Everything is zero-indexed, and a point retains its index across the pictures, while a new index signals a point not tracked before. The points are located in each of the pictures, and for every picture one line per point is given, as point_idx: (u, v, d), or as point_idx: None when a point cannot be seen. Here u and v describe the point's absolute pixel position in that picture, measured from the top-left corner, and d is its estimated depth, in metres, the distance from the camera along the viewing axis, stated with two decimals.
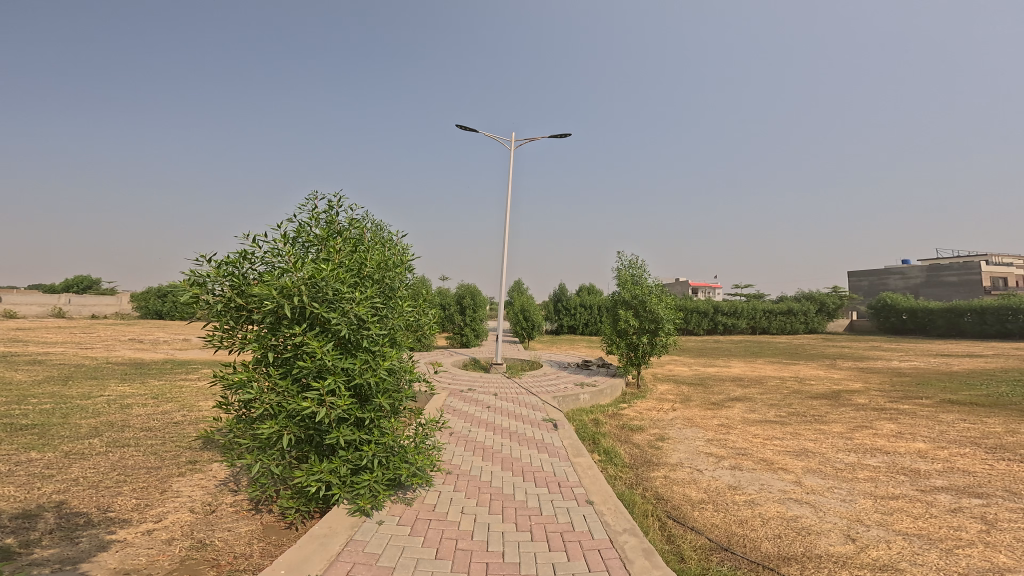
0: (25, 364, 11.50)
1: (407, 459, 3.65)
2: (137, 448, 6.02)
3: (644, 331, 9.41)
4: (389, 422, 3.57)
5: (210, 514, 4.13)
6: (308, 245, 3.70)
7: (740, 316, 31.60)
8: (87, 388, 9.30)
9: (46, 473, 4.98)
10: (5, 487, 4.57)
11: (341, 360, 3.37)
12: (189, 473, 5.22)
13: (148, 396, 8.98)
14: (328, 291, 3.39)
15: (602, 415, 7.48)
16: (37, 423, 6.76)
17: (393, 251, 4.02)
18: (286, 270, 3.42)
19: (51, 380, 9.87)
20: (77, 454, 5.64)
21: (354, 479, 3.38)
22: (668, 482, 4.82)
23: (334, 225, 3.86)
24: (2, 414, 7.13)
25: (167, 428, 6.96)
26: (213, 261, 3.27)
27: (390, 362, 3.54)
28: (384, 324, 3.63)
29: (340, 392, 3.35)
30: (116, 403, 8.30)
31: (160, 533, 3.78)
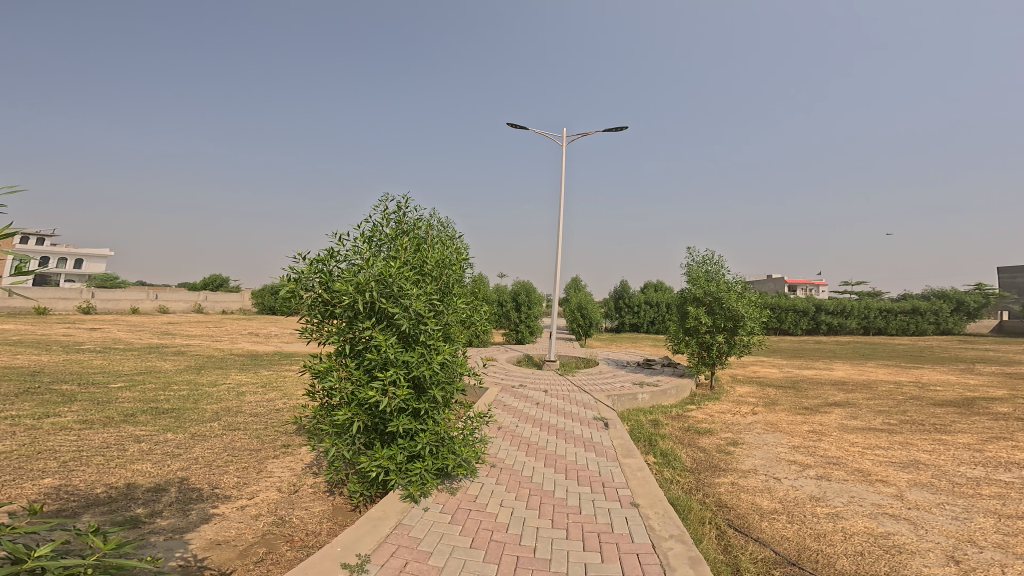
0: (170, 354, 13.09)
1: (454, 450, 3.79)
2: (244, 431, 6.65)
3: (719, 330, 8.98)
4: (442, 414, 3.73)
5: (293, 494, 4.49)
6: (380, 243, 3.90)
7: (849, 315, 29.15)
8: (209, 376, 10.38)
9: (174, 452, 5.64)
10: (144, 463, 5.23)
11: (401, 353, 3.55)
12: (282, 455, 5.70)
13: (258, 384, 9.88)
14: (395, 287, 3.57)
15: (660, 416, 7.25)
16: (174, 407, 7.67)
17: (453, 250, 4.14)
18: (362, 267, 3.65)
19: (188, 369, 11.16)
20: (200, 436, 6.34)
21: (408, 466, 3.57)
22: (734, 490, 4.60)
23: (402, 224, 4.04)
24: (145, 398, 8.15)
25: (270, 414, 7.62)
26: (305, 258, 3.54)
27: (443, 356, 3.68)
28: (440, 319, 3.76)
29: (400, 383, 3.55)
30: (234, 390, 9.21)
31: (251, 509, 4.17)
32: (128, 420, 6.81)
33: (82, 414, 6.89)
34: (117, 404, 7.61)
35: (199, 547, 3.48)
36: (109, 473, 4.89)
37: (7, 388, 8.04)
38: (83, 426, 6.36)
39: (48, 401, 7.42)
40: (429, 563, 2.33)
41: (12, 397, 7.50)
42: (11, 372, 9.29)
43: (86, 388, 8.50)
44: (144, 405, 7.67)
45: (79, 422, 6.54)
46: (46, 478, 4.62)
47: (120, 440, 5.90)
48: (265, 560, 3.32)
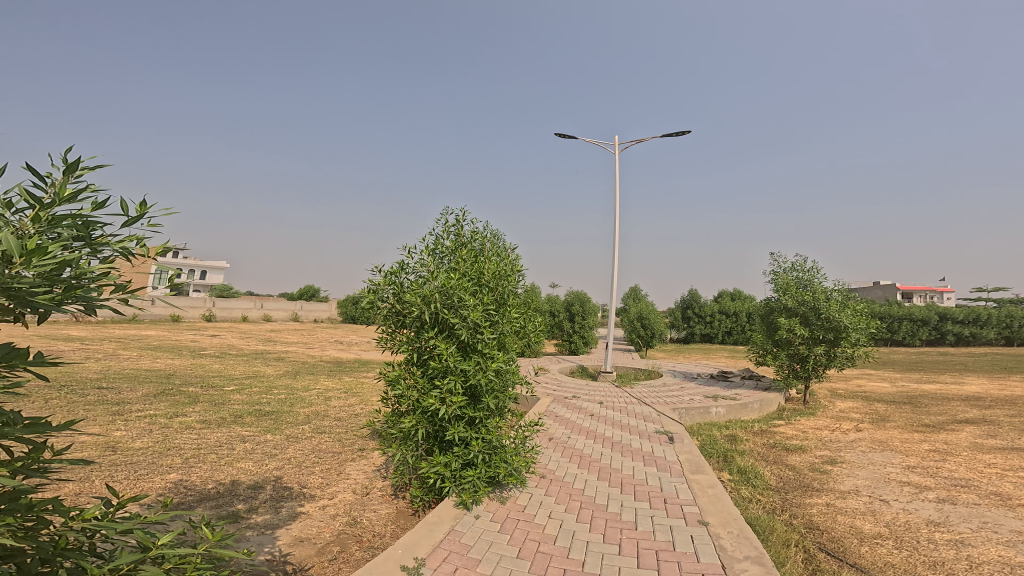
0: (271, 360, 14.10)
1: (506, 458, 3.85)
2: (330, 434, 7.01)
3: (818, 342, 8.40)
4: (494, 422, 3.80)
5: (364, 496, 4.69)
6: (443, 255, 4.01)
7: (986, 324, 26.16)
8: (304, 381, 11.05)
9: (271, 452, 6.05)
10: (247, 461, 5.66)
11: (460, 362, 3.65)
12: (359, 459, 5.96)
13: (342, 390, 10.40)
14: (456, 297, 3.66)
15: (741, 431, 6.91)
16: (273, 410, 8.25)
17: (509, 261, 4.17)
18: (428, 278, 3.78)
19: (287, 374, 11.98)
20: (293, 437, 6.77)
21: (462, 474, 3.69)
22: (828, 511, 4.28)
23: (463, 235, 4.14)
24: (253, 400, 8.82)
25: (351, 419, 7.99)
26: (379, 269, 3.71)
27: (498, 366, 3.74)
28: (495, 329, 3.81)
29: (458, 392, 3.66)
30: (322, 395, 9.75)
31: (330, 509, 4.39)
32: (237, 421, 7.41)
33: (203, 415, 7.56)
34: (230, 406, 8.28)
35: (284, 543, 3.70)
36: (219, 470, 5.30)
37: (143, 388, 9.01)
38: (200, 425, 6.97)
39: (175, 401, 8.23)
40: (479, 568, 2.42)
41: (146, 397, 8.38)
42: (145, 374, 10.40)
43: (205, 390, 9.34)
44: (248, 407, 8.31)
45: (199, 421, 7.19)
46: (169, 473, 5.09)
47: (231, 440, 6.41)
48: (336, 558, 3.49)
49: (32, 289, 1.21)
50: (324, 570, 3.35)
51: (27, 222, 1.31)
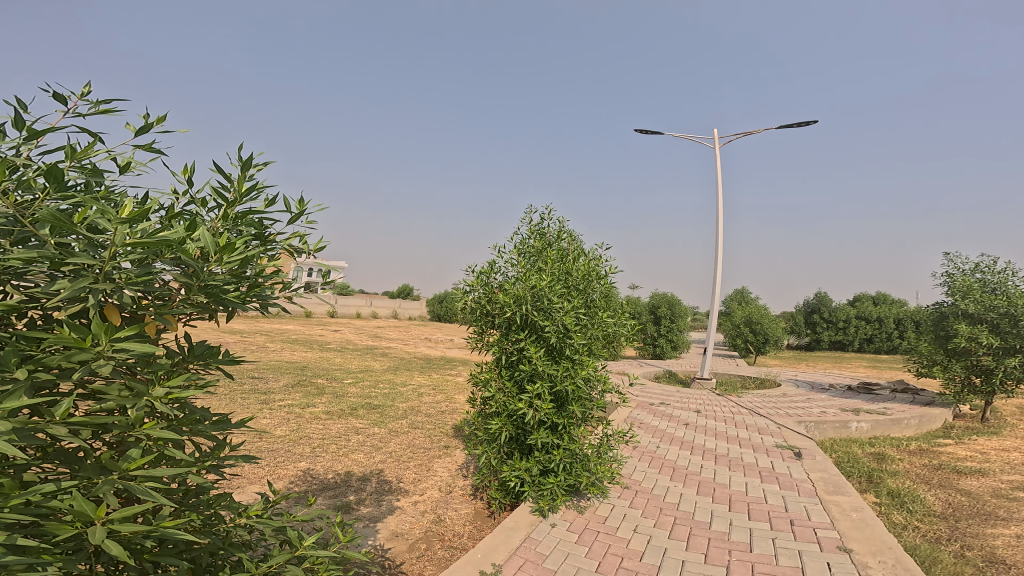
0: (377, 355, 14.74)
1: (589, 467, 3.76)
2: (424, 430, 7.16)
3: (1009, 353, 7.55)
4: (579, 430, 3.74)
5: (448, 494, 4.75)
6: (530, 256, 3.99)
7: None
8: (402, 377, 11.43)
9: (376, 444, 6.27)
10: (357, 453, 5.88)
11: (548, 366, 3.62)
12: (444, 455, 6.05)
13: (432, 386, 10.64)
14: (546, 300, 3.63)
15: (892, 450, 6.34)
16: (378, 403, 8.57)
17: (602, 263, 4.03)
18: (517, 279, 3.77)
19: (394, 369, 12.49)
20: (395, 431, 6.99)
21: (541, 480, 3.67)
22: (1016, 544, 3.75)
23: (547, 236, 4.11)
24: (367, 393, 9.22)
25: (439, 416, 8.13)
26: (472, 271, 3.74)
27: (587, 372, 3.65)
28: (586, 333, 3.72)
29: (545, 397, 3.63)
30: (416, 391, 10.02)
31: (419, 505, 4.46)
32: (353, 412, 7.75)
33: (327, 405, 8.01)
34: (349, 398, 8.70)
35: (384, 537, 3.79)
36: (337, 461, 5.52)
37: (282, 378, 9.75)
38: (326, 415, 7.35)
39: (306, 391, 8.77)
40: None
41: (285, 386, 9.02)
42: (284, 364, 11.22)
43: (330, 382, 9.89)
44: (355, 399, 8.70)
45: (324, 412, 7.61)
46: (299, 461, 5.40)
47: (347, 431, 6.72)
48: (422, 555, 3.54)
49: (224, 286, 1.53)
50: (414, 568, 3.39)
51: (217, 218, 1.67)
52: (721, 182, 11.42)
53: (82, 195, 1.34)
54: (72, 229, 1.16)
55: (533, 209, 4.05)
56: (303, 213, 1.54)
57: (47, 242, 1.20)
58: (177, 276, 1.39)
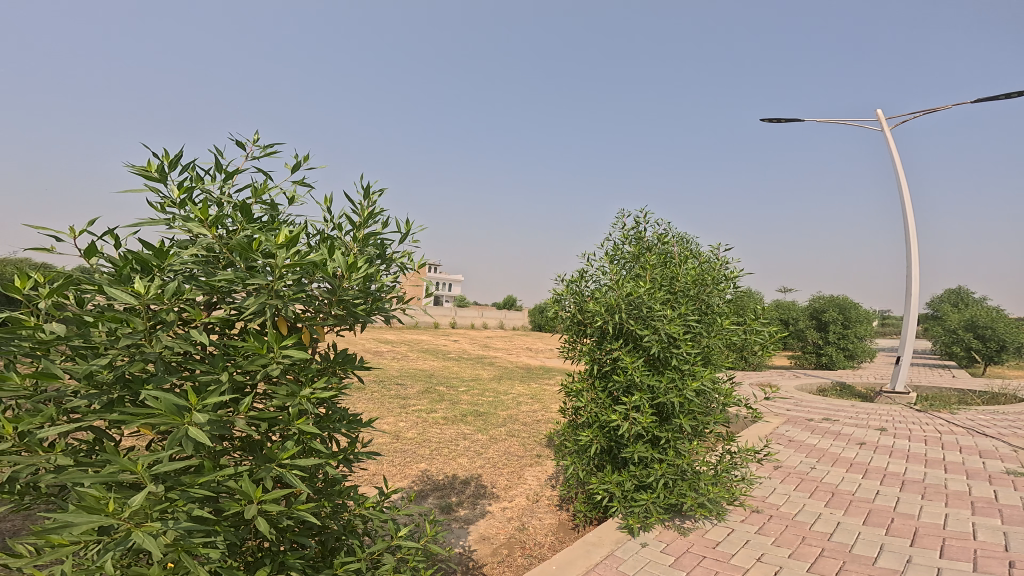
0: (489, 364, 15.24)
1: (698, 486, 3.56)
2: (519, 439, 7.32)
3: None
4: (687, 445, 3.53)
5: (534, 502, 4.68)
6: (624, 263, 3.93)
7: None
8: (506, 386, 11.69)
9: (479, 450, 6.54)
10: (461, 457, 6.15)
11: (648, 377, 3.51)
12: (535, 464, 6.06)
13: (530, 395, 10.80)
14: (643, 309, 3.54)
15: None
16: (483, 411, 9.01)
17: (714, 266, 3.79)
18: (609, 287, 3.71)
19: (509, 378, 12.95)
20: (497, 438, 7.30)
21: (633, 496, 3.55)
22: None
23: (644, 243, 3.96)
24: (475, 401, 9.79)
25: (533, 424, 8.35)
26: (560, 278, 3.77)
27: (699, 383, 3.44)
28: (698, 342, 3.56)
29: (644, 409, 3.49)
30: (517, 399, 10.32)
31: (507, 510, 4.42)
32: (460, 418, 8.30)
33: (446, 412, 8.71)
34: (461, 405, 9.34)
35: (473, 539, 3.81)
36: (447, 464, 5.86)
37: (416, 385, 10.85)
38: (443, 420, 8.06)
39: (432, 398, 9.67)
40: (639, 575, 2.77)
41: (417, 394, 10.09)
42: (418, 374, 12.40)
43: (449, 391, 10.63)
44: (467, 408, 9.19)
45: (443, 417, 8.31)
46: (421, 462, 5.86)
47: (456, 437, 7.16)
48: (503, 560, 3.52)
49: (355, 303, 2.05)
50: (493, 571, 3.37)
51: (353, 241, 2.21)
52: (899, 169, 10.53)
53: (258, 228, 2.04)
54: (250, 255, 1.81)
55: (626, 216, 3.94)
56: (400, 232, 2.02)
57: (239, 264, 1.91)
58: (321, 292, 1.95)
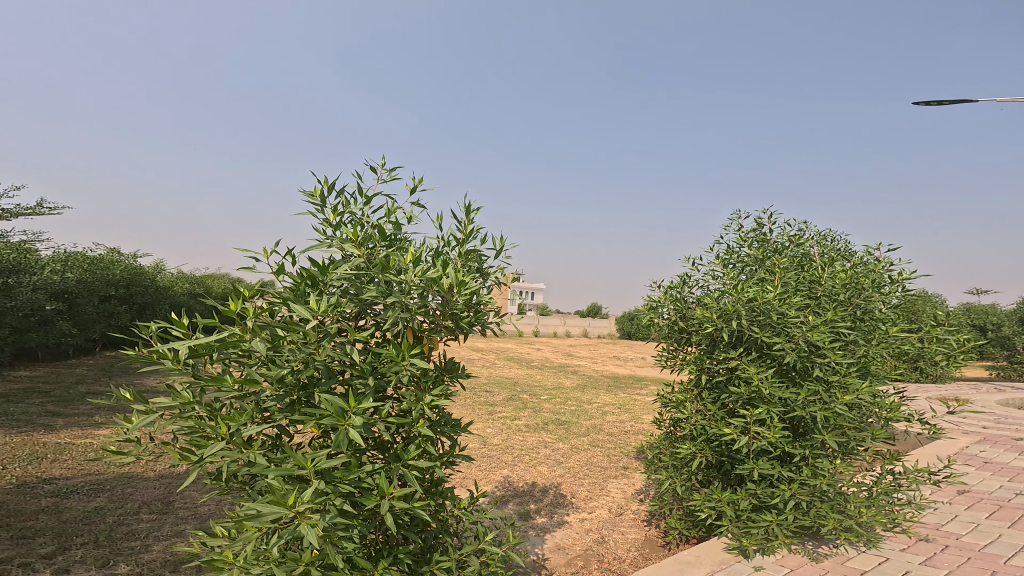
0: (571, 373, 15.12)
1: (843, 507, 3.29)
2: (603, 449, 7.20)
3: None
4: (828, 465, 3.24)
5: (617, 516, 4.87)
6: (745, 266, 3.82)
7: None
8: (589, 395, 11.52)
9: (558, 459, 6.55)
10: (540, 465, 6.23)
11: (778, 389, 3.30)
12: (620, 476, 6.07)
13: (618, 405, 10.58)
14: (772, 315, 3.34)
15: None
16: (566, 419, 8.96)
17: (873, 270, 3.55)
18: (726, 293, 3.57)
19: (593, 386, 12.77)
20: (577, 447, 7.23)
21: (753, 517, 3.37)
22: None
23: (766, 246, 3.86)
24: (557, 409, 9.75)
25: (621, 434, 8.18)
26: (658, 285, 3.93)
27: (849, 396, 3.20)
28: (850, 352, 3.37)
29: (771, 423, 3.30)
30: (601, 408, 10.13)
31: (585, 523, 4.66)
32: (541, 426, 8.30)
33: (528, 419, 8.71)
34: (543, 413, 9.33)
35: (548, 547, 4.11)
36: (527, 470, 6.00)
37: (500, 392, 10.97)
38: (524, 428, 8.06)
39: (515, 405, 9.76)
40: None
41: (501, 400, 10.20)
42: (502, 380, 12.56)
43: (531, 398, 10.70)
44: (550, 415, 9.18)
45: (524, 424, 8.31)
46: (504, 468, 5.98)
47: (536, 444, 7.19)
48: (577, 571, 3.75)
49: (463, 316, 2.37)
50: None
51: (461, 259, 2.52)
52: None
53: (391, 245, 2.39)
54: (388, 273, 2.19)
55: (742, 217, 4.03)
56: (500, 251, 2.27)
57: (380, 279, 2.27)
58: (437, 305, 2.29)
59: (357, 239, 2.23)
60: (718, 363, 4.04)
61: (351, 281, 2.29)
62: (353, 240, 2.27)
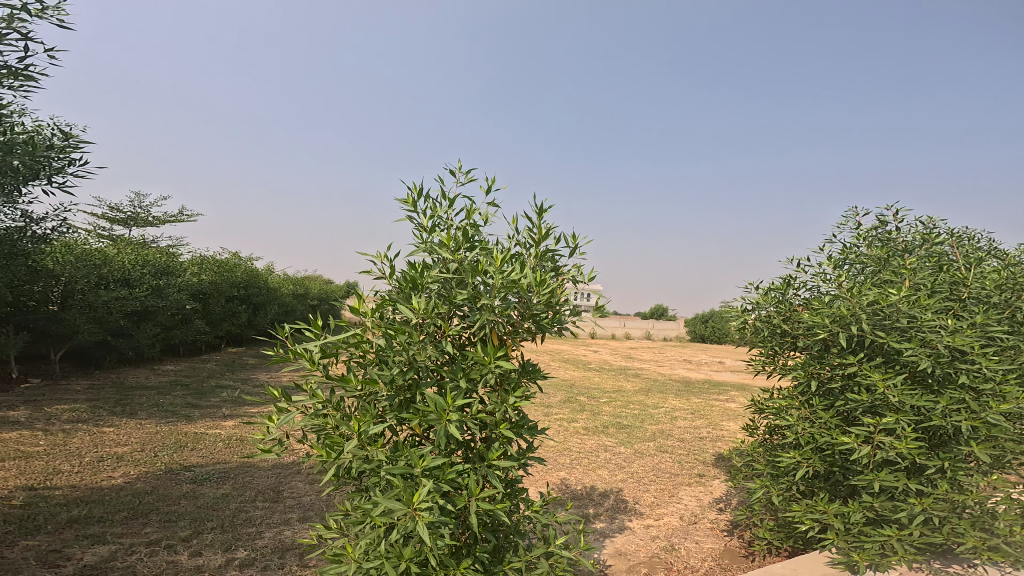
0: (633, 375, 14.91)
1: (987, 523, 3.14)
2: (673, 455, 7.08)
3: None
4: (970, 478, 3.11)
5: (691, 524, 4.84)
6: (862, 266, 3.74)
7: None
8: (656, 399, 11.31)
9: (619, 464, 6.52)
10: (601, 470, 6.23)
11: (906, 397, 3.14)
12: (694, 483, 5.97)
13: (690, 410, 10.33)
14: (900, 319, 3.20)
15: None
16: (628, 423, 8.85)
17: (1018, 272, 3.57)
18: (839, 296, 3.47)
19: (657, 390, 12.53)
20: (640, 452, 7.12)
21: (865, 531, 3.26)
22: None
23: (891, 245, 3.82)
24: (618, 412, 9.64)
25: (695, 440, 8.00)
26: (757, 288, 3.94)
27: (1004, 406, 3.04)
28: (1002, 358, 3.21)
29: (903, 433, 3.15)
30: (669, 413, 9.92)
31: (652, 530, 4.66)
32: (602, 429, 8.24)
33: (586, 422, 8.66)
34: (602, 416, 9.25)
35: (608, 553, 4.17)
36: (586, 474, 6.04)
37: (556, 394, 10.96)
38: (582, 430, 8.02)
39: (572, 407, 9.74)
40: None
41: (558, 402, 10.18)
42: (558, 382, 12.53)
43: (589, 400, 10.65)
44: (615, 419, 9.10)
45: (582, 427, 8.26)
46: (560, 470, 6.08)
47: (596, 447, 7.17)
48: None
49: (543, 317, 2.40)
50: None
51: (540, 259, 2.55)
52: None
53: (479, 247, 2.48)
54: (477, 277, 2.29)
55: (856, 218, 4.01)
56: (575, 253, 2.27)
57: (471, 282, 2.37)
58: (519, 307, 2.33)
59: (450, 245, 2.35)
60: (830, 368, 3.88)
61: (443, 282, 2.41)
62: (446, 245, 2.39)
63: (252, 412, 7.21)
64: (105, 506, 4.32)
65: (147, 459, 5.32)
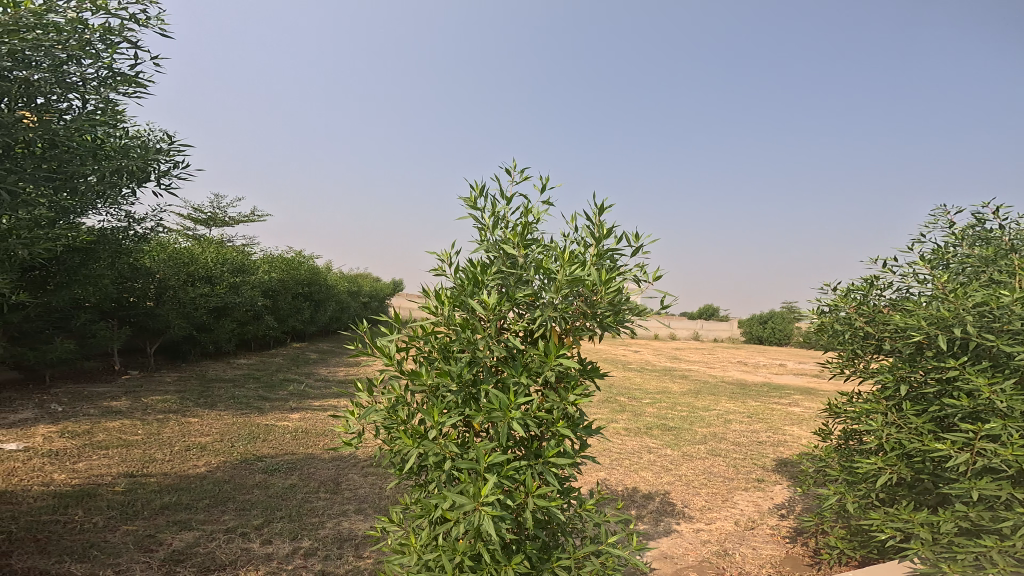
0: (679, 377, 14.61)
1: None
2: (726, 459, 6.89)
3: None
4: None
5: (747, 529, 4.71)
6: (963, 265, 3.54)
7: None
8: (707, 402, 11.05)
9: (666, 466, 6.38)
10: (645, 471, 6.14)
11: (1015, 402, 2.96)
12: (752, 488, 5.80)
13: (745, 413, 10.04)
14: (1014, 320, 2.99)
15: None
16: (674, 424, 8.68)
17: None
18: (939, 297, 3.31)
19: (705, 392, 12.25)
20: (690, 455, 6.98)
21: (955, 540, 3.07)
22: None
23: (995, 243, 3.60)
24: (664, 414, 9.45)
25: (752, 444, 7.76)
26: (836, 288, 3.80)
27: None
28: None
29: (1009, 440, 2.95)
30: (723, 416, 9.67)
31: (702, 534, 4.56)
32: (648, 430, 8.11)
33: (628, 423, 8.55)
34: (645, 417, 9.10)
35: (653, 555, 4.11)
36: (628, 475, 5.96)
37: (597, 394, 10.85)
38: (624, 432, 7.90)
39: (612, 407, 9.64)
40: None
41: (597, 402, 10.08)
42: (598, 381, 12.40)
43: (630, 401, 10.51)
44: (663, 420, 8.93)
45: (624, 428, 8.14)
46: (599, 470, 6.01)
47: (640, 449, 7.05)
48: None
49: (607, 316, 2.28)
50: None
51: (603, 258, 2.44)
52: None
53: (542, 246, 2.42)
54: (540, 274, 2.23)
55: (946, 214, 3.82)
56: (633, 248, 2.15)
57: (533, 280, 2.32)
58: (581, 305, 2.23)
59: (512, 241, 2.31)
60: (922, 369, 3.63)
61: (505, 280, 2.37)
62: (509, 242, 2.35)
63: (317, 406, 7.41)
64: (190, 493, 4.51)
65: (225, 449, 5.54)
